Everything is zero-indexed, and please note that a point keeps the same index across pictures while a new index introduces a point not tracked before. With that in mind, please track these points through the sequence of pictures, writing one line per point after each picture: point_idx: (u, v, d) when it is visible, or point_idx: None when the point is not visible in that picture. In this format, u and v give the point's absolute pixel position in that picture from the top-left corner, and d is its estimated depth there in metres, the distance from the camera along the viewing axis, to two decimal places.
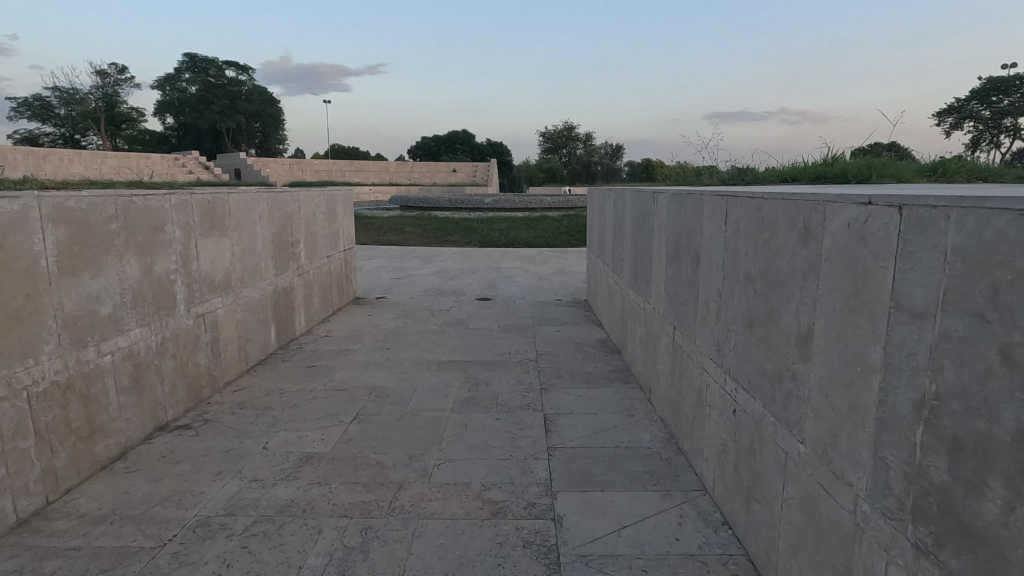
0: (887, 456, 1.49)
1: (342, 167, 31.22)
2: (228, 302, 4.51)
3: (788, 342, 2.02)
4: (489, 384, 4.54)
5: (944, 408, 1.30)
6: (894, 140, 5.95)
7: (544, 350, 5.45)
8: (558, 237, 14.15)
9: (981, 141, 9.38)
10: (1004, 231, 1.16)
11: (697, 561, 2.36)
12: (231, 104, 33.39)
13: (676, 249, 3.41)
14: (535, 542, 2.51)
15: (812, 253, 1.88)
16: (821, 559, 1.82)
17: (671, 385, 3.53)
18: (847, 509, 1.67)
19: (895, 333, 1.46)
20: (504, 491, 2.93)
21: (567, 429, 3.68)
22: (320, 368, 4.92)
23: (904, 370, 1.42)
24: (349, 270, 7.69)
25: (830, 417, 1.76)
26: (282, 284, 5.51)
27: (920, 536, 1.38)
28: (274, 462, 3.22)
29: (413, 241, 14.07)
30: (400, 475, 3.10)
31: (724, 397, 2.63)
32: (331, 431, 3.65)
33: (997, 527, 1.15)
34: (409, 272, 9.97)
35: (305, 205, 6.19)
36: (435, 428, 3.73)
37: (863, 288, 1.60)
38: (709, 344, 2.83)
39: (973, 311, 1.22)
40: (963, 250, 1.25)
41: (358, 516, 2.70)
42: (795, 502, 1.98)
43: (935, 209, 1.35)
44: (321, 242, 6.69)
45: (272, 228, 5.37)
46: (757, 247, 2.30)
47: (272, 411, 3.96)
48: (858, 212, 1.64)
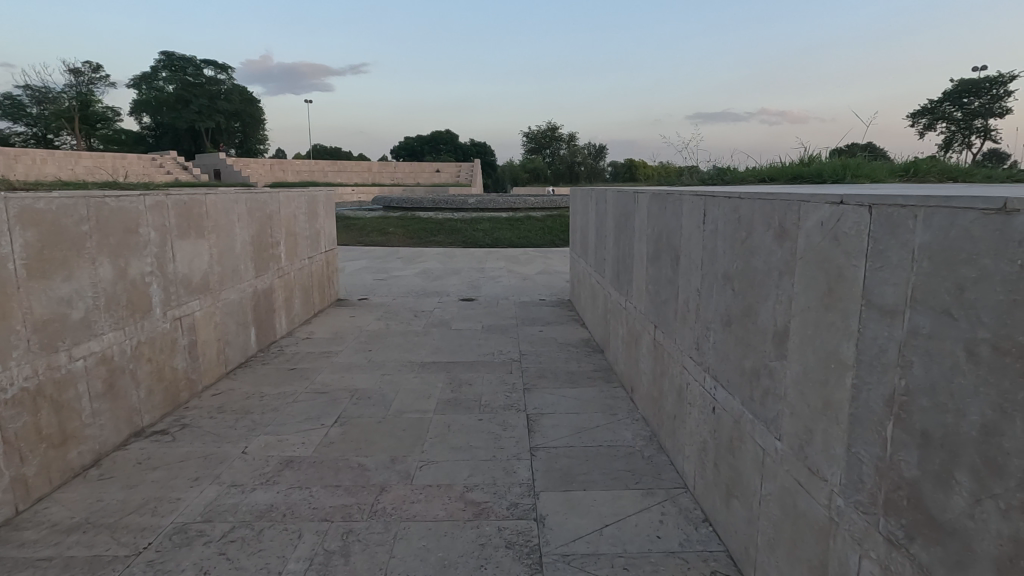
0: (860, 451, 1.52)
1: (324, 167, 30.93)
2: (206, 305, 4.43)
3: (764, 340, 2.05)
4: (472, 385, 4.53)
5: (913, 404, 1.32)
6: (869, 141, 6.08)
7: (528, 350, 5.47)
8: (542, 237, 14.18)
9: (953, 141, 9.65)
10: (969, 229, 1.19)
11: (678, 558, 2.38)
12: (210, 104, 32.87)
13: (656, 249, 3.44)
14: (517, 543, 2.51)
15: (788, 252, 1.90)
16: (797, 554, 1.85)
17: (653, 384, 3.55)
18: (822, 504, 1.70)
19: (867, 330, 1.48)
20: (487, 492, 2.92)
21: (550, 429, 3.69)
22: (302, 370, 4.87)
23: (876, 367, 1.45)
24: (331, 271, 7.62)
25: (805, 413, 1.78)
26: (262, 285, 5.45)
27: (892, 529, 1.40)
28: (253, 466, 3.18)
29: (397, 241, 14.01)
30: (382, 477, 3.08)
31: (703, 395, 2.65)
32: (313, 434, 3.61)
33: (964, 519, 1.18)
34: (393, 272, 9.92)
35: (286, 206, 6.12)
36: (418, 429, 3.71)
37: (836, 287, 1.62)
38: (689, 342, 2.86)
39: (940, 308, 1.25)
40: (931, 249, 1.28)
41: (339, 520, 2.68)
42: (773, 498, 2.00)
43: (904, 208, 1.37)
44: (302, 243, 6.62)
45: (251, 229, 5.30)
46: (735, 246, 2.32)
47: (252, 415, 3.91)
48: (831, 211, 1.66)
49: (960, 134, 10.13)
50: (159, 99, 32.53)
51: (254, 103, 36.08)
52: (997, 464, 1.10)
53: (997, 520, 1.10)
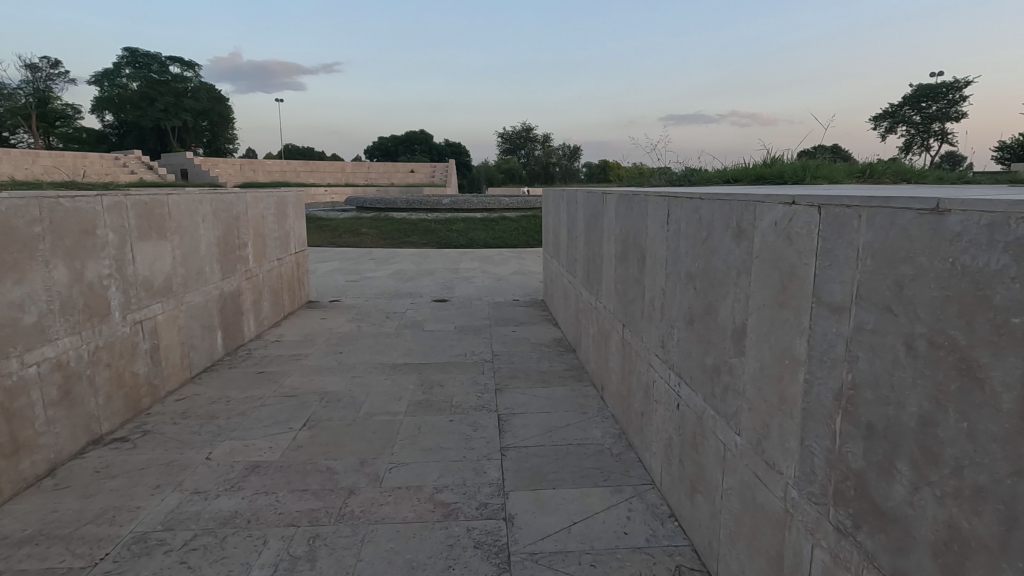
0: (812, 444, 1.56)
1: (296, 166, 30.39)
2: (169, 307, 4.33)
3: (724, 337, 2.09)
4: (444, 385, 4.52)
5: (859, 397, 1.37)
6: (834, 145, 6.33)
7: (500, 351, 5.49)
8: (515, 237, 14.21)
9: (914, 144, 10.03)
10: (907, 229, 1.24)
11: (644, 554, 2.42)
12: (176, 101, 31.95)
13: (624, 249, 3.49)
14: (485, 542, 2.51)
15: (744, 252, 1.95)
16: (755, 545, 1.90)
17: (622, 382, 3.60)
18: (778, 496, 1.75)
19: (817, 326, 1.53)
20: (457, 492, 2.92)
21: (521, 428, 3.70)
22: (270, 374, 4.78)
23: (826, 362, 1.50)
24: (302, 272, 7.51)
25: (761, 408, 1.83)
26: (229, 287, 5.33)
27: (840, 519, 1.45)
28: (217, 473, 3.11)
29: (370, 242, 13.87)
30: (351, 480, 3.05)
31: (669, 392, 2.70)
32: (280, 438, 3.56)
33: (904, 506, 1.23)
34: (365, 274, 9.83)
35: (253, 206, 6.00)
36: (389, 432, 3.68)
37: (789, 285, 1.67)
38: (655, 341, 2.90)
39: (883, 305, 1.30)
40: (873, 248, 1.33)
41: (305, 525, 2.64)
42: (734, 492, 2.05)
43: (849, 208, 1.42)
44: (271, 245, 6.50)
45: (217, 229, 5.18)
46: (696, 246, 2.37)
47: (217, 420, 3.83)
48: (784, 211, 1.71)
49: (921, 137, 10.53)
50: (123, 97, 31.50)
51: (223, 101, 35.21)
52: (933, 453, 1.15)
53: (933, 507, 1.15)
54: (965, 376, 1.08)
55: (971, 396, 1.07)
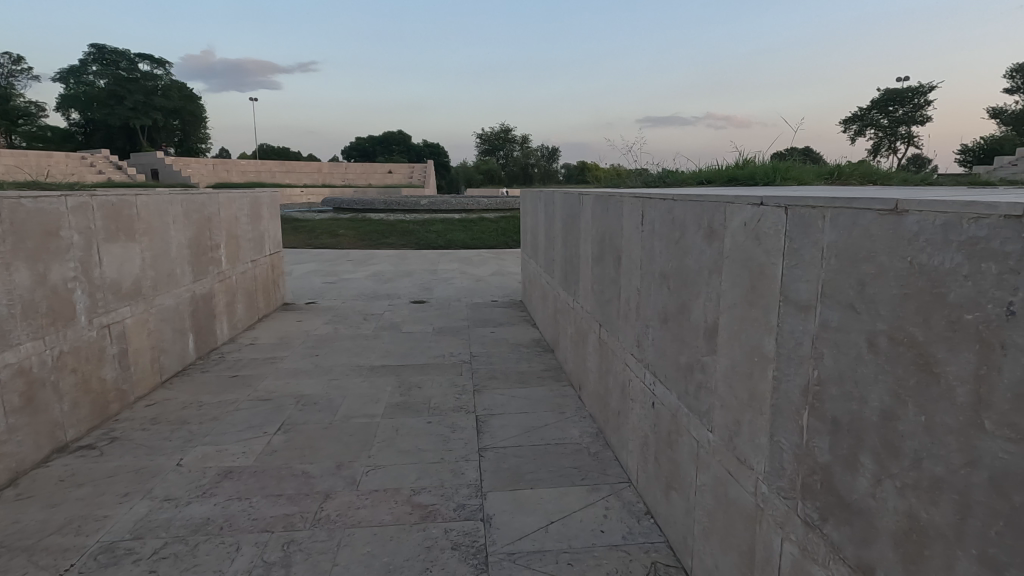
0: (781, 440, 1.60)
1: (271, 166, 29.90)
2: (139, 310, 4.22)
3: (697, 336, 2.13)
4: (422, 387, 4.49)
5: (825, 393, 1.41)
6: (805, 147, 6.50)
7: (479, 351, 5.48)
8: (494, 238, 14.21)
9: (881, 148, 10.34)
10: (868, 229, 1.27)
11: (620, 551, 2.44)
12: (147, 100, 31.18)
13: (600, 249, 3.52)
14: (463, 543, 2.51)
15: (716, 252, 1.99)
16: (728, 540, 1.93)
17: (599, 381, 3.62)
18: (749, 491, 1.78)
19: (785, 324, 1.57)
20: (434, 494, 2.91)
21: (499, 429, 3.71)
22: (244, 378, 4.70)
23: (793, 359, 1.53)
24: (277, 274, 7.40)
25: (733, 405, 1.87)
26: (201, 290, 5.22)
27: (808, 512, 1.49)
28: (188, 479, 3.04)
29: (347, 244, 13.72)
30: (327, 484, 3.02)
31: (644, 390, 2.73)
32: (254, 442, 3.50)
33: (867, 499, 1.27)
34: (342, 275, 9.72)
35: (226, 207, 5.89)
36: (366, 434, 3.65)
37: (758, 284, 1.71)
38: (631, 340, 2.93)
39: (846, 303, 1.33)
40: (836, 247, 1.37)
41: (279, 530, 2.60)
42: (707, 488, 2.08)
43: (814, 209, 1.46)
44: (245, 246, 6.39)
45: (188, 230, 5.07)
46: (670, 246, 2.41)
47: (189, 425, 3.74)
48: (752, 212, 1.75)
49: (887, 140, 10.87)
50: (91, 95, 30.62)
51: (196, 99, 34.45)
52: (894, 446, 1.19)
53: (894, 498, 1.19)
54: (923, 371, 1.12)
55: (927, 391, 1.11)
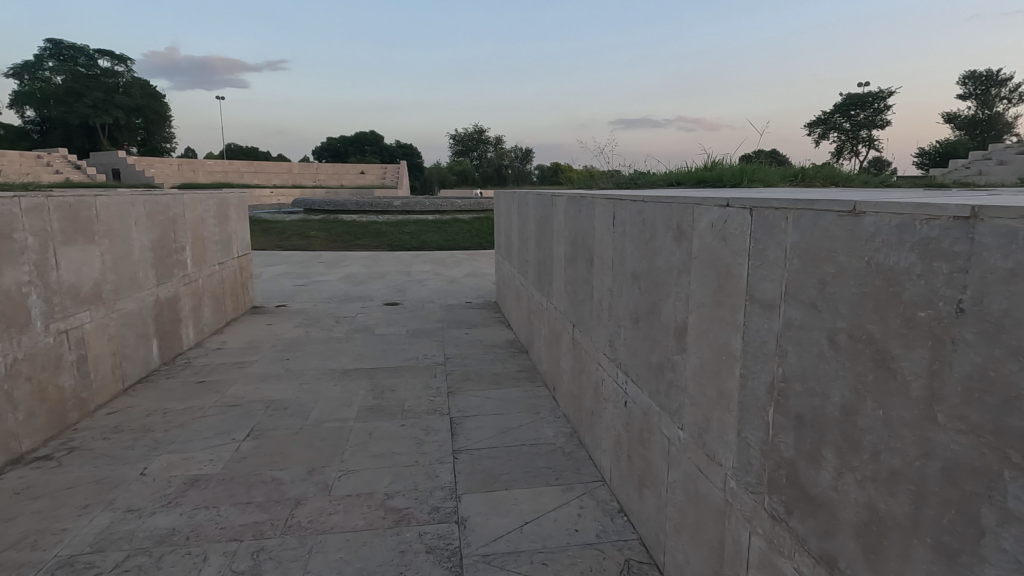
0: (748, 436, 1.63)
1: (240, 167, 29.23)
2: (99, 315, 4.08)
3: (667, 336, 2.16)
4: (396, 390, 4.45)
5: (789, 389, 1.45)
6: (771, 150, 6.70)
7: (453, 353, 5.46)
8: (469, 239, 14.17)
9: (844, 151, 10.69)
10: (828, 230, 1.31)
11: (595, 550, 2.46)
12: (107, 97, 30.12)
13: (573, 250, 3.55)
14: (438, 547, 2.50)
15: (685, 252, 2.02)
16: (699, 536, 1.96)
17: (573, 381, 3.65)
18: (718, 486, 1.82)
19: (751, 323, 1.61)
20: (408, 498, 2.89)
21: (473, 431, 3.70)
22: (211, 383, 4.58)
23: (759, 356, 1.57)
24: (245, 277, 7.23)
25: (702, 403, 1.90)
26: (165, 294, 5.07)
27: (775, 505, 1.52)
28: (153, 489, 2.95)
29: (319, 245, 13.51)
30: (299, 490, 2.97)
31: (617, 390, 2.76)
32: (222, 449, 3.41)
33: (830, 491, 1.31)
34: (313, 278, 9.57)
35: (191, 208, 5.74)
36: (338, 439, 3.59)
37: (725, 284, 1.75)
38: (603, 340, 2.96)
39: (808, 301, 1.37)
40: (799, 248, 1.41)
41: (249, 538, 2.55)
42: (678, 485, 2.12)
43: (777, 211, 1.50)
44: (211, 248, 6.23)
45: (151, 232, 4.93)
46: (641, 247, 2.44)
47: (153, 433, 3.63)
48: (719, 214, 1.79)
49: (849, 143, 11.22)
50: (48, 92, 29.41)
51: (160, 97, 33.42)
52: (854, 440, 1.23)
53: (855, 490, 1.23)
54: (881, 367, 1.16)
55: (885, 385, 1.15)
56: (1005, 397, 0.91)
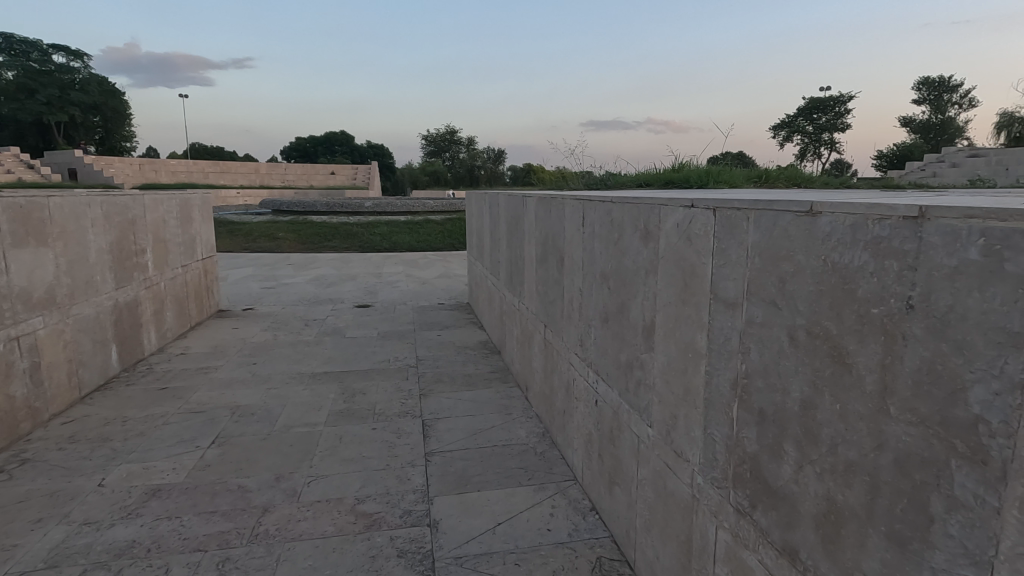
0: (713, 432, 1.67)
1: (204, 167, 28.46)
2: (53, 321, 3.92)
3: (636, 335, 2.18)
4: (366, 393, 4.40)
5: (752, 385, 1.48)
6: (736, 152, 6.87)
7: (425, 355, 5.42)
8: (441, 240, 14.10)
9: (806, 154, 11.08)
10: (787, 229, 1.35)
11: (567, 548, 2.47)
12: (62, 95, 28.96)
13: (544, 251, 3.56)
14: (409, 550, 2.47)
15: (651, 253, 2.05)
16: (668, 531, 1.99)
17: (544, 381, 3.66)
18: (685, 482, 1.85)
19: (715, 321, 1.64)
20: (379, 502, 2.85)
21: (445, 433, 3.68)
22: (175, 390, 4.44)
23: (723, 354, 1.60)
24: (210, 280, 7.04)
25: (669, 400, 1.93)
26: (125, 298, 4.90)
27: (739, 499, 1.56)
28: (111, 500, 2.85)
29: (287, 247, 13.25)
30: (265, 497, 2.90)
31: (588, 389, 2.78)
32: (185, 458, 3.32)
33: (791, 484, 1.34)
34: (282, 280, 9.39)
35: (152, 210, 5.55)
36: (307, 444, 3.53)
37: (690, 283, 1.78)
38: (574, 340, 2.98)
39: (769, 299, 1.41)
40: (760, 247, 1.44)
41: (213, 548, 2.48)
42: (648, 482, 2.14)
43: (739, 211, 1.54)
44: (174, 251, 6.04)
45: (109, 234, 4.75)
46: (609, 247, 2.46)
47: (112, 443, 3.50)
48: (684, 214, 1.82)
49: (812, 146, 11.58)
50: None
51: (119, 95, 32.30)
52: (813, 434, 1.26)
53: (814, 483, 1.26)
54: (837, 362, 1.19)
55: (841, 380, 1.18)
56: (951, 389, 0.95)
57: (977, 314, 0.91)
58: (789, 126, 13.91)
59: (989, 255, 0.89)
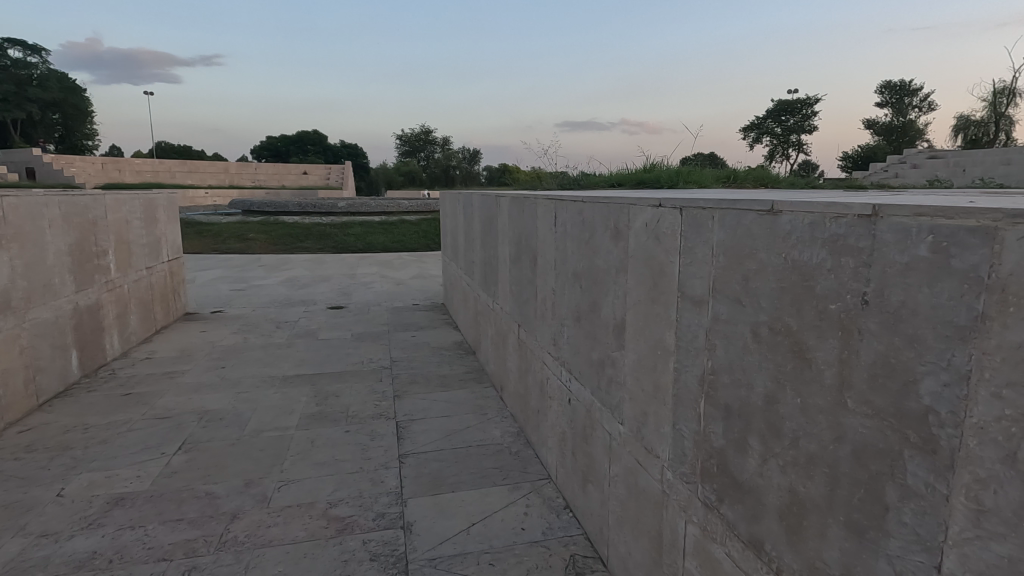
0: (682, 428, 1.69)
1: (171, 166, 27.72)
2: (8, 326, 3.77)
3: (607, 333, 2.20)
4: (340, 396, 4.34)
5: (718, 381, 1.51)
6: (706, 153, 7.03)
7: (400, 356, 5.37)
8: (416, 241, 14.01)
9: (775, 156, 11.41)
10: (750, 228, 1.37)
11: (541, 547, 2.48)
12: (18, 91, 27.82)
13: (517, 250, 3.57)
14: (383, 554, 2.45)
15: (622, 251, 2.07)
16: (639, 527, 2.01)
17: (519, 381, 3.67)
18: (656, 478, 1.87)
19: (683, 319, 1.66)
20: (352, 506, 2.82)
21: (420, 434, 3.65)
22: (139, 395, 4.31)
23: (690, 351, 1.63)
24: (177, 282, 6.86)
25: (639, 397, 1.96)
26: (86, 301, 4.74)
27: (707, 494, 1.58)
28: (71, 511, 2.75)
29: (258, 248, 12.99)
30: (234, 503, 2.84)
31: (561, 388, 2.80)
32: (150, 465, 3.22)
33: (755, 478, 1.37)
34: (253, 281, 9.20)
35: (114, 210, 5.39)
36: (278, 449, 3.46)
37: (659, 281, 1.80)
38: (547, 339, 2.99)
39: (733, 297, 1.43)
40: (724, 246, 1.47)
41: (179, 557, 2.42)
42: (620, 479, 2.16)
43: (704, 210, 1.56)
44: (138, 252, 5.86)
45: (68, 235, 4.59)
46: (581, 246, 2.48)
47: (72, 451, 3.38)
48: (652, 214, 1.84)
49: (779, 147, 11.89)
50: None
51: (80, 91, 31.22)
52: (776, 428, 1.29)
53: (777, 476, 1.29)
54: (799, 358, 1.22)
55: (802, 374, 1.21)
56: (903, 382, 0.98)
57: (927, 309, 0.94)
58: (758, 129, 14.28)
59: (937, 252, 0.93)
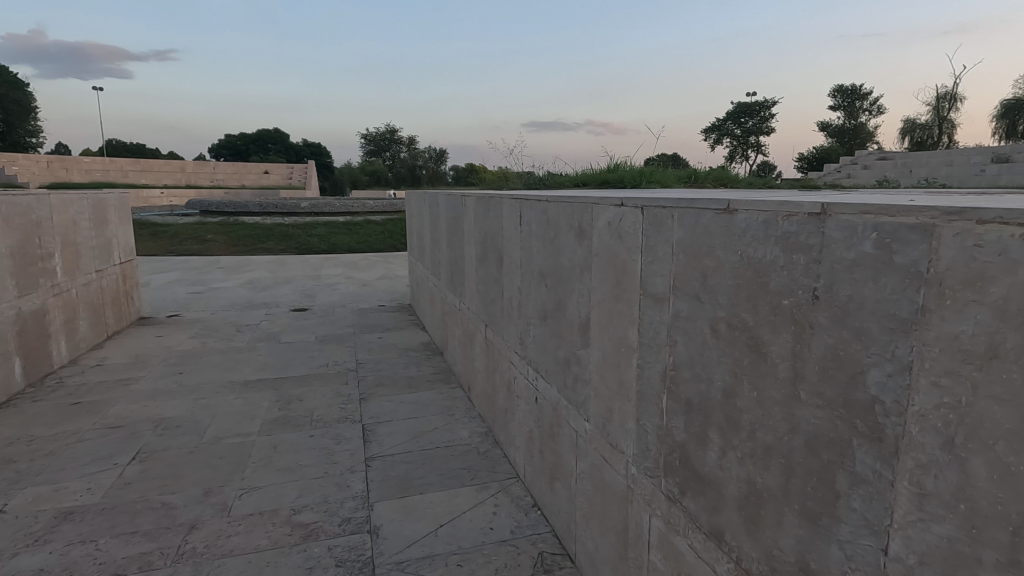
0: (646, 423, 1.72)
1: (123, 165, 26.63)
2: None
3: (573, 331, 2.22)
4: (304, 400, 4.25)
5: (679, 376, 1.54)
6: (667, 154, 7.19)
7: (366, 359, 5.29)
8: (383, 241, 13.85)
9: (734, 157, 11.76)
10: (708, 226, 1.41)
11: (509, 546, 2.48)
12: None
13: (483, 249, 3.56)
14: (348, 559, 2.41)
15: (586, 250, 2.09)
16: (606, 523, 2.04)
17: (487, 380, 3.67)
18: (621, 474, 1.90)
19: (645, 316, 1.69)
20: (317, 511, 2.76)
21: (386, 436, 3.61)
22: (89, 404, 4.13)
23: (653, 347, 1.66)
24: (130, 285, 6.59)
25: (604, 394, 1.98)
26: (30, 307, 4.51)
27: (670, 487, 1.61)
28: (14, 527, 2.61)
29: (217, 249, 12.60)
30: (193, 513, 2.75)
31: (528, 387, 2.81)
32: (102, 476, 3.09)
33: (715, 470, 1.41)
34: (211, 284, 8.93)
35: (61, 210, 5.15)
36: (239, 455, 3.37)
37: (621, 279, 1.82)
38: (514, 338, 3.00)
39: (693, 294, 1.47)
40: (684, 244, 1.50)
41: (133, 571, 2.32)
42: (586, 475, 2.18)
43: (664, 209, 1.59)
44: (87, 254, 5.61)
45: (10, 237, 4.36)
46: (546, 245, 2.49)
47: (16, 465, 3.21)
48: (615, 213, 1.87)
49: (738, 148, 12.25)
50: None
51: (22, 86, 29.67)
52: (735, 421, 1.33)
53: (736, 467, 1.33)
54: (755, 352, 1.26)
55: (758, 368, 1.25)
56: (851, 372, 1.02)
57: (872, 302, 0.98)
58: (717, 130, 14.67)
59: (881, 247, 0.97)
